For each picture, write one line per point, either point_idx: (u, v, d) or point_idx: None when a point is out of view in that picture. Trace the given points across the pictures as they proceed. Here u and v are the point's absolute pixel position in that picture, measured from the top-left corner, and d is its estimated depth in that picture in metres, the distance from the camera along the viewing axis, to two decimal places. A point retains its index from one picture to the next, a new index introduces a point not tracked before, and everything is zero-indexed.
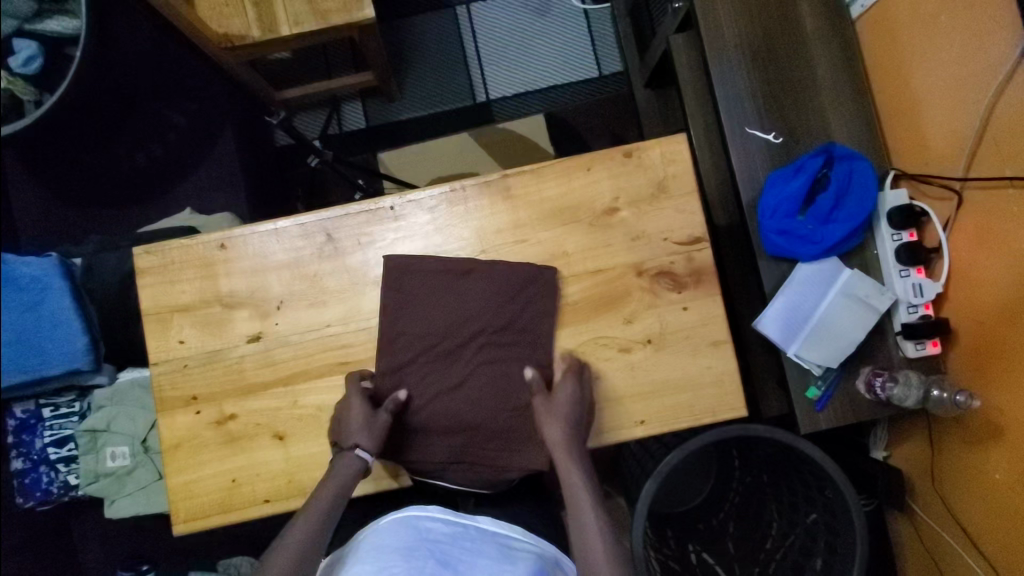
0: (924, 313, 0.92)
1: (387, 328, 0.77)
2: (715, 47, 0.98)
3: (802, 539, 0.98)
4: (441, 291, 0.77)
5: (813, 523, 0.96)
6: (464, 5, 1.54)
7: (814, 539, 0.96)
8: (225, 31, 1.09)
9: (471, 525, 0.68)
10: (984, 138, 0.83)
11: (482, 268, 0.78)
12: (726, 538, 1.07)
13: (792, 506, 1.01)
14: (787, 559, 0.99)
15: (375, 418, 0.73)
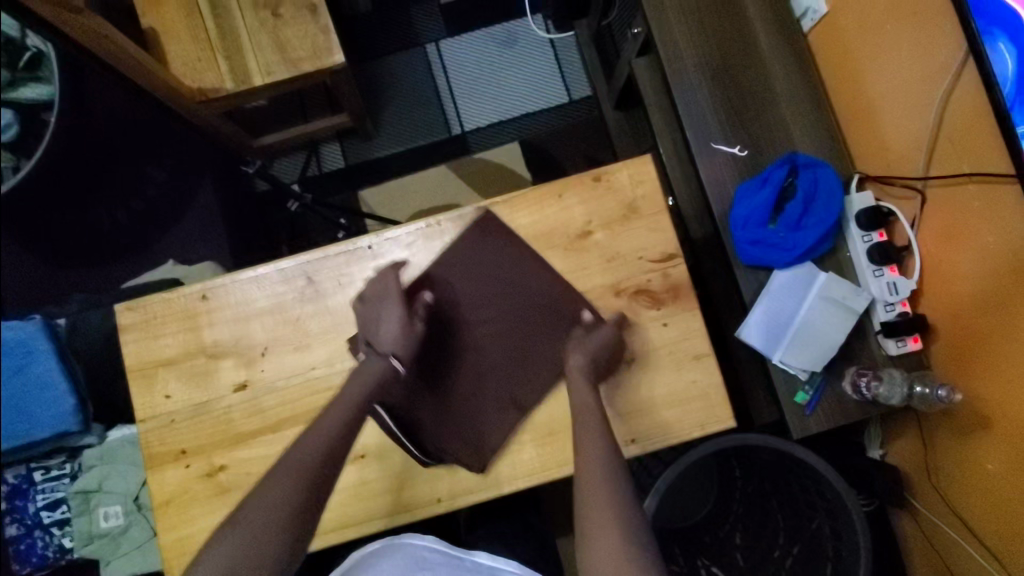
0: (901, 310, 0.94)
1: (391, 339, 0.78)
2: (675, 68, 1.02)
3: (808, 546, 1.01)
4: (463, 289, 0.79)
5: (817, 528, 1.00)
6: (433, 43, 1.58)
7: (821, 545, 0.99)
8: (199, 86, 1.12)
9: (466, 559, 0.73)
10: (939, 136, 0.85)
11: (503, 291, 0.79)
12: (733, 550, 1.04)
13: (795, 513, 1.03)
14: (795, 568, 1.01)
15: (410, 324, 0.74)
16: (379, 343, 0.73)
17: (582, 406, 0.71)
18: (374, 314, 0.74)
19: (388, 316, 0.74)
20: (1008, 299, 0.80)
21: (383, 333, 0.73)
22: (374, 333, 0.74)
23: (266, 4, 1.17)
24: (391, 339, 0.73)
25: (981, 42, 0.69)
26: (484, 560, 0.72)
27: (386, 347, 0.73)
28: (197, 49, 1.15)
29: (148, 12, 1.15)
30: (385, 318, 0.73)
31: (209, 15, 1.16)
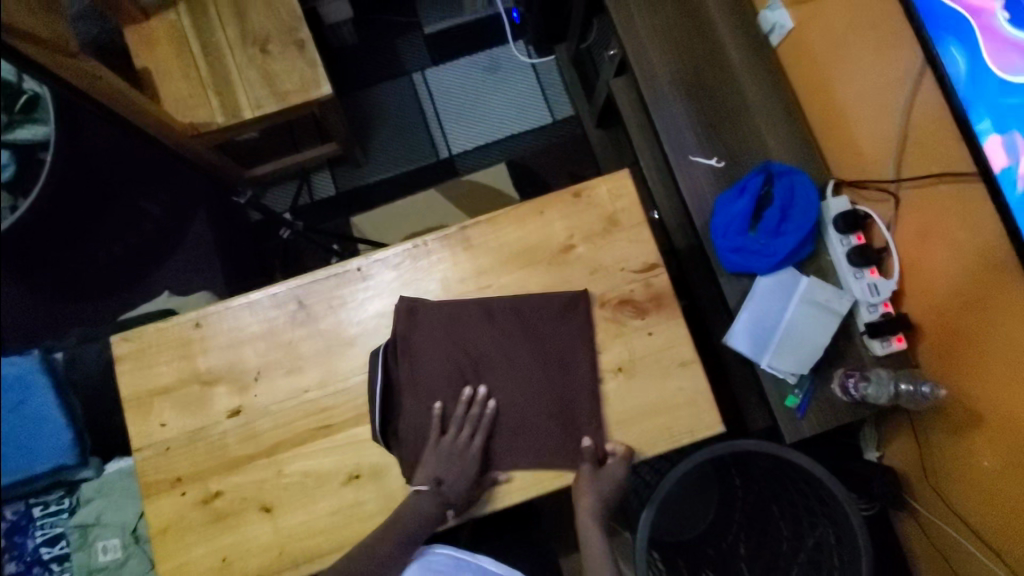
0: (884, 310, 0.95)
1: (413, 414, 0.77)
2: (650, 86, 1.05)
3: (810, 554, 1.00)
4: (524, 411, 0.77)
5: (820, 537, 1.00)
6: (419, 72, 1.63)
7: (822, 554, 0.99)
8: (191, 121, 1.16)
9: (473, 563, 0.75)
10: (906, 140, 0.88)
11: (567, 412, 0.77)
12: (738, 560, 1.04)
13: (799, 520, 1.03)
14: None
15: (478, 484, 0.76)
16: (448, 492, 0.74)
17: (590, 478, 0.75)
18: (445, 463, 0.74)
19: (458, 465, 0.74)
20: (984, 294, 0.82)
21: (453, 485, 0.74)
22: (444, 479, 0.74)
23: (255, 41, 1.21)
24: (457, 494, 0.74)
25: (934, 48, 0.74)
26: (489, 565, 0.74)
27: (449, 502, 0.74)
28: (189, 87, 1.19)
29: (141, 54, 1.19)
30: (458, 472, 0.74)
31: (200, 53, 1.20)
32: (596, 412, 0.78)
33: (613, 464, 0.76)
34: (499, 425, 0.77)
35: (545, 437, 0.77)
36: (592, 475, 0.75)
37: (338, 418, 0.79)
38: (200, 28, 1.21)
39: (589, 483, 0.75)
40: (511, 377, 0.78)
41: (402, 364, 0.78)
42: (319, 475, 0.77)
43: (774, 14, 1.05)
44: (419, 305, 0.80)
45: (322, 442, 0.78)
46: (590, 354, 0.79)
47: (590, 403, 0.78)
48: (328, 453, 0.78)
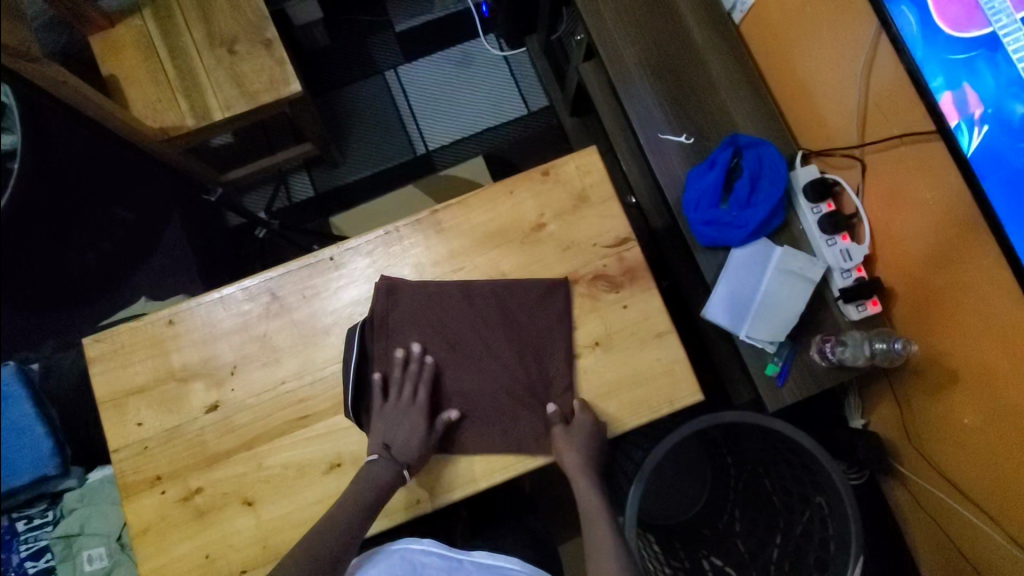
0: (857, 275, 0.96)
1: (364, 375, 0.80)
2: (617, 66, 1.06)
3: (807, 526, 0.94)
4: (482, 394, 0.78)
5: (817, 508, 0.93)
6: (392, 69, 1.63)
7: (822, 526, 0.91)
8: (162, 124, 1.16)
9: (466, 559, 0.73)
10: (867, 105, 0.90)
11: (521, 379, 0.78)
12: (733, 537, 1.03)
13: (799, 495, 0.97)
14: (798, 549, 0.94)
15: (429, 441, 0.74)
16: (399, 453, 0.73)
17: (574, 471, 0.74)
18: (395, 425, 0.75)
19: (404, 425, 0.75)
20: (951, 251, 0.83)
21: (403, 446, 0.73)
22: (394, 442, 0.74)
23: (222, 43, 1.21)
24: (409, 453, 0.73)
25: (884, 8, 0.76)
26: (482, 560, 0.72)
27: (403, 457, 0.73)
28: (157, 91, 1.18)
29: (108, 61, 1.18)
30: (406, 432, 0.74)
31: (168, 58, 1.19)
32: (565, 389, 0.78)
33: (566, 427, 0.76)
34: (463, 409, 0.77)
35: (525, 415, 0.77)
36: (566, 437, 0.75)
37: (316, 408, 0.78)
38: (167, 33, 1.21)
39: (564, 442, 0.74)
40: (470, 352, 0.79)
41: (378, 336, 0.79)
42: (301, 466, 0.76)
43: None
44: (400, 285, 0.79)
45: (301, 433, 0.78)
46: (567, 331, 0.79)
47: (559, 380, 0.78)
48: (308, 444, 0.77)
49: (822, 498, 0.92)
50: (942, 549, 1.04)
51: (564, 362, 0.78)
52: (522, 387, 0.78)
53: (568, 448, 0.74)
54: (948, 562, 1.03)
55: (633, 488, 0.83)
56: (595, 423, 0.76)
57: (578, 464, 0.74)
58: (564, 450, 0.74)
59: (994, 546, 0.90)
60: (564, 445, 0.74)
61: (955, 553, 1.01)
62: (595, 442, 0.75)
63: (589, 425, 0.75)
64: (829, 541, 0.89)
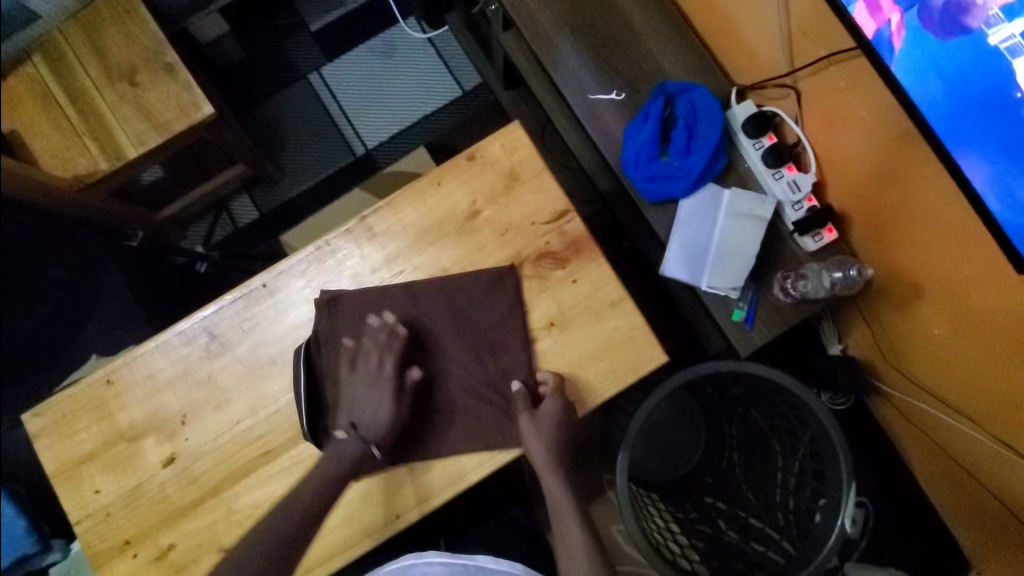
0: (809, 205, 0.94)
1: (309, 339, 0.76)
2: (534, 31, 1.01)
3: (807, 459, 0.91)
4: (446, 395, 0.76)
5: (810, 440, 0.90)
6: (315, 72, 1.56)
7: (818, 457, 0.88)
8: (75, 173, 1.10)
9: (470, 564, 0.73)
10: (791, 29, 0.86)
11: (478, 372, 0.76)
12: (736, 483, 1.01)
13: (789, 431, 0.94)
14: (803, 486, 0.91)
15: (398, 412, 0.74)
16: (367, 430, 0.73)
17: (543, 466, 0.73)
18: (360, 400, 0.75)
19: (373, 406, 0.74)
20: (894, 167, 0.81)
21: (369, 422, 0.73)
22: (361, 417, 0.74)
23: (122, 75, 1.15)
24: (377, 429, 0.73)
25: None
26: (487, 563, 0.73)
27: (370, 434, 0.73)
28: (61, 140, 1.05)
29: None
30: (373, 409, 0.74)
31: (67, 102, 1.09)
32: (527, 376, 0.76)
33: (531, 414, 0.73)
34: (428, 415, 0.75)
35: (490, 411, 0.75)
36: (532, 425, 0.72)
37: (277, 443, 0.76)
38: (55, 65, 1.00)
39: (533, 441, 0.72)
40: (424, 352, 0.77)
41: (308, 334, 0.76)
42: (272, 502, 0.74)
43: None
44: (341, 297, 0.76)
45: (265, 470, 0.75)
46: (522, 318, 0.77)
47: (520, 369, 0.76)
48: (274, 480, 0.75)
49: (812, 431, 0.89)
50: (936, 458, 1.03)
51: (520, 351, 0.76)
52: (482, 384, 0.76)
53: (536, 436, 0.72)
54: (942, 469, 1.03)
55: (619, 458, 0.79)
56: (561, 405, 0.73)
57: (545, 453, 0.72)
58: (530, 438, 0.72)
59: (982, 449, 0.90)
60: (530, 439, 0.72)
61: (949, 460, 1.00)
62: (561, 427, 0.73)
63: (556, 407, 0.73)
64: (825, 469, 0.86)
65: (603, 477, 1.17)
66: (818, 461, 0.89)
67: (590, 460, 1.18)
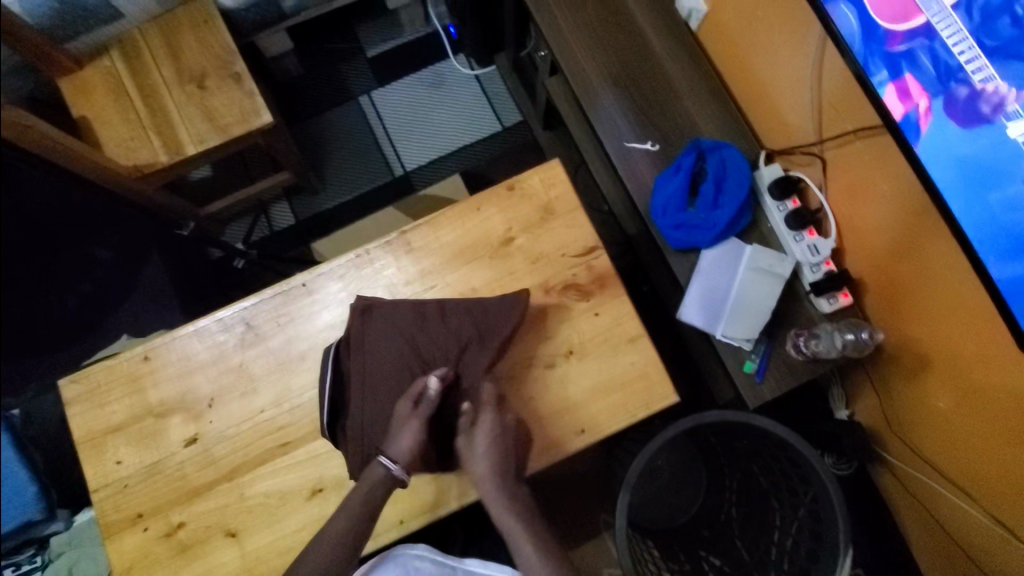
0: (827, 268, 0.97)
1: (357, 357, 0.78)
2: (579, 80, 1.08)
3: (807, 520, 0.91)
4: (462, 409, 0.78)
5: (811, 501, 0.91)
6: (365, 94, 1.65)
7: (816, 518, 0.89)
8: (135, 163, 1.17)
9: (459, 567, 0.76)
10: (822, 103, 0.91)
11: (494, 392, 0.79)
12: (733, 538, 1.01)
13: (790, 491, 0.95)
14: (800, 548, 0.91)
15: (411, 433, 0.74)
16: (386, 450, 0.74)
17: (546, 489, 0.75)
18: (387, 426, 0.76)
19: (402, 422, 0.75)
20: (913, 241, 0.85)
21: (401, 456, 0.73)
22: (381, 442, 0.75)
23: (191, 78, 1.23)
24: (400, 447, 0.73)
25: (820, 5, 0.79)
26: (476, 568, 0.77)
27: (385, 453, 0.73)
28: (129, 130, 1.19)
29: (77, 102, 1.20)
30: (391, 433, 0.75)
31: (138, 96, 1.21)
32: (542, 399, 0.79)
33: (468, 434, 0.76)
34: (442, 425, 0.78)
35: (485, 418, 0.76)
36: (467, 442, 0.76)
37: (296, 434, 0.79)
38: (136, 71, 1.22)
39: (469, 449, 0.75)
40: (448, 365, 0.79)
41: (353, 353, 0.78)
42: (284, 493, 0.77)
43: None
44: (375, 304, 0.79)
45: (281, 460, 0.78)
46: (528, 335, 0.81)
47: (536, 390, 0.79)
48: (289, 471, 0.78)
49: (814, 492, 0.90)
50: (933, 533, 1.03)
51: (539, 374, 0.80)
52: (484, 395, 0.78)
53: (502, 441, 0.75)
54: (940, 546, 1.02)
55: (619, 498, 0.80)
56: (502, 423, 0.76)
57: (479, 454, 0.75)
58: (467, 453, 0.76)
59: (977, 526, 0.90)
60: (470, 454, 0.75)
61: (945, 536, 1.00)
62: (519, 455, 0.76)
63: (504, 424, 0.76)
64: (824, 532, 0.87)
65: (600, 514, 1.18)
66: (816, 521, 0.90)
67: (589, 495, 1.19)
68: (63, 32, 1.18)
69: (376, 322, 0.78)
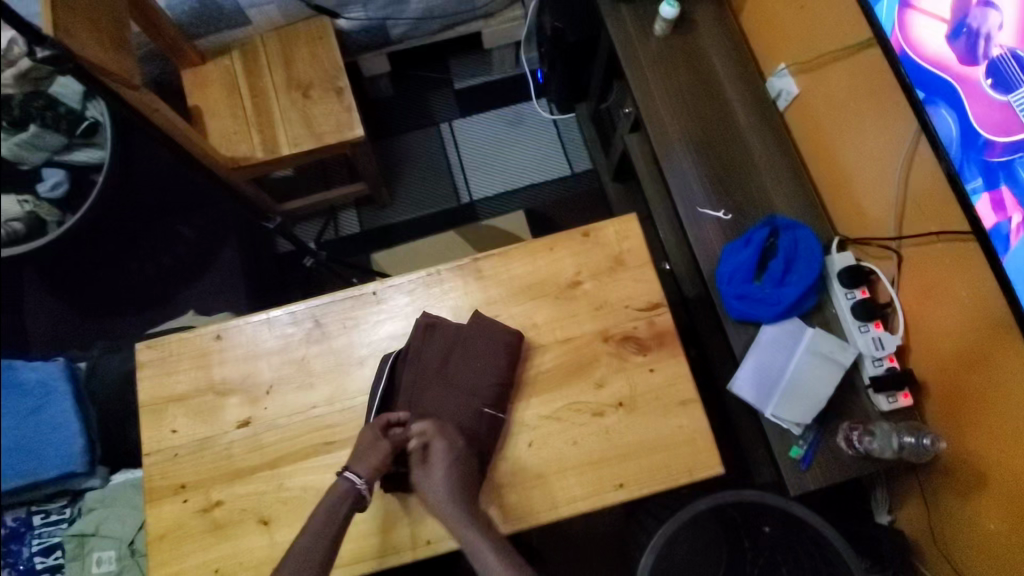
0: (889, 365, 0.95)
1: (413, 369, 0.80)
2: (661, 140, 1.11)
3: None
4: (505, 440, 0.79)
5: None
6: (447, 122, 1.73)
7: None
8: (233, 155, 1.25)
9: None
10: (907, 200, 0.91)
11: (539, 429, 0.80)
12: None
13: None
14: None
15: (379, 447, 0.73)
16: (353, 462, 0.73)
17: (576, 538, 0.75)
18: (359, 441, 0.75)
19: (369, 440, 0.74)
20: (985, 352, 0.82)
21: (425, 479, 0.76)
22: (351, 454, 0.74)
23: (298, 86, 1.31)
24: (367, 465, 0.72)
25: (920, 104, 0.79)
26: None
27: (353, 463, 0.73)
28: (234, 123, 1.28)
29: (194, 93, 1.31)
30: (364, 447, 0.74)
31: (248, 95, 1.30)
32: (585, 446, 0.79)
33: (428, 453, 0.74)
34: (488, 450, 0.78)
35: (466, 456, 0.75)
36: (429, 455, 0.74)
37: (342, 436, 0.81)
38: (250, 72, 1.32)
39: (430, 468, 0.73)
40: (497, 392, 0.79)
41: (407, 363, 0.80)
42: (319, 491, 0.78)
43: (780, 80, 1.12)
44: (439, 323, 0.81)
45: (323, 458, 0.80)
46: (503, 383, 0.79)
47: (580, 435, 0.79)
48: (329, 470, 0.79)
49: None
50: None
51: (585, 420, 0.80)
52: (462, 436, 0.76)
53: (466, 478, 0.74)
54: None
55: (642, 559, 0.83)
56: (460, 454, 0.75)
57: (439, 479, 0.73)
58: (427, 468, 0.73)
59: None
60: (426, 483, 0.73)
61: None
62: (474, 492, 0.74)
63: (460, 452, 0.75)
64: None
65: None
66: None
67: (605, 552, 1.16)
68: (195, 29, 1.31)
69: (435, 338, 0.80)
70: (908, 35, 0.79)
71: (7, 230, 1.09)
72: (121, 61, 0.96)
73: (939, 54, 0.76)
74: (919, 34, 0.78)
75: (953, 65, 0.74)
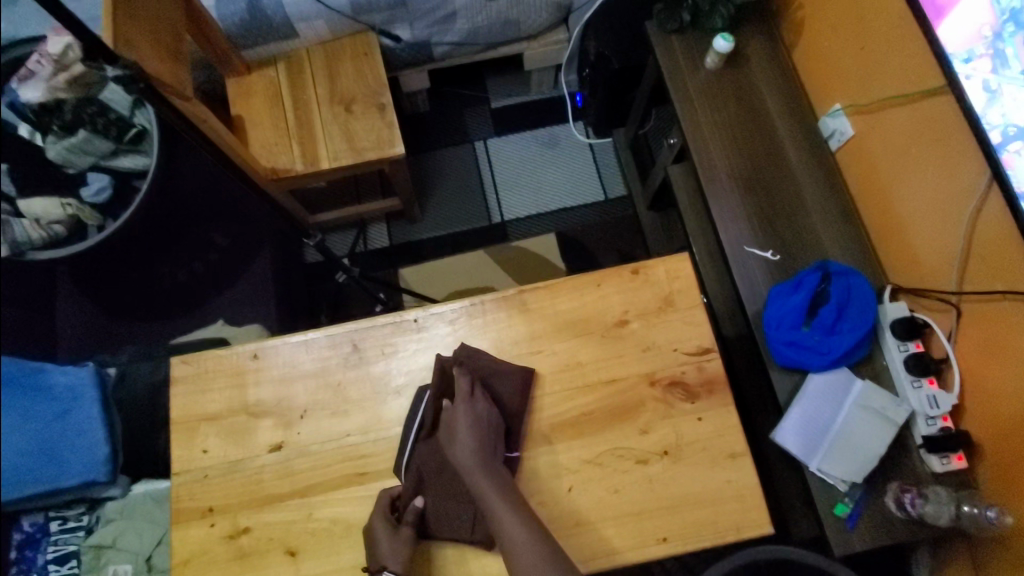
0: (943, 424, 0.91)
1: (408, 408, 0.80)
2: (708, 174, 1.09)
3: None
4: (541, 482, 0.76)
5: None
6: (482, 140, 1.73)
7: None
8: (273, 166, 1.25)
9: None
10: (970, 254, 0.87)
11: (580, 476, 0.77)
12: None
13: None
14: None
15: (399, 534, 0.71)
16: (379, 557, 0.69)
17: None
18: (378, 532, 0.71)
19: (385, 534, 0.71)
20: None
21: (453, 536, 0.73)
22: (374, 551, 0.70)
23: (342, 101, 1.31)
24: (397, 560, 0.69)
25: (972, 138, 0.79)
26: None
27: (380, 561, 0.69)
28: (276, 135, 1.28)
29: (238, 102, 1.31)
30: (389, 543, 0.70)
31: (291, 107, 1.30)
32: (626, 494, 0.76)
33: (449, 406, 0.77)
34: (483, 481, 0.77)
35: (480, 477, 0.71)
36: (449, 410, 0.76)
37: (375, 468, 0.78)
38: (294, 84, 1.32)
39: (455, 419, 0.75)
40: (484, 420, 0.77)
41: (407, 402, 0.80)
42: (349, 524, 0.76)
43: (834, 120, 1.10)
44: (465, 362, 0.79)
45: (355, 489, 0.77)
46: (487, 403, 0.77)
47: (622, 482, 0.76)
48: (362, 503, 0.77)
49: None
50: None
51: (628, 467, 0.77)
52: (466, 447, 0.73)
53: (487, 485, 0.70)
54: None
55: None
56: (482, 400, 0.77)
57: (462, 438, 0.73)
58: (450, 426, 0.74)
59: None
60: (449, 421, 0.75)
61: None
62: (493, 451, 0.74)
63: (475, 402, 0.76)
64: None
65: None
66: None
67: None
68: (244, 40, 1.31)
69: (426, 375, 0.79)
70: (967, 70, 0.79)
71: (48, 233, 1.15)
72: (177, 73, 0.96)
73: (993, 88, 0.75)
74: (975, 70, 0.78)
75: (1005, 100, 0.74)
